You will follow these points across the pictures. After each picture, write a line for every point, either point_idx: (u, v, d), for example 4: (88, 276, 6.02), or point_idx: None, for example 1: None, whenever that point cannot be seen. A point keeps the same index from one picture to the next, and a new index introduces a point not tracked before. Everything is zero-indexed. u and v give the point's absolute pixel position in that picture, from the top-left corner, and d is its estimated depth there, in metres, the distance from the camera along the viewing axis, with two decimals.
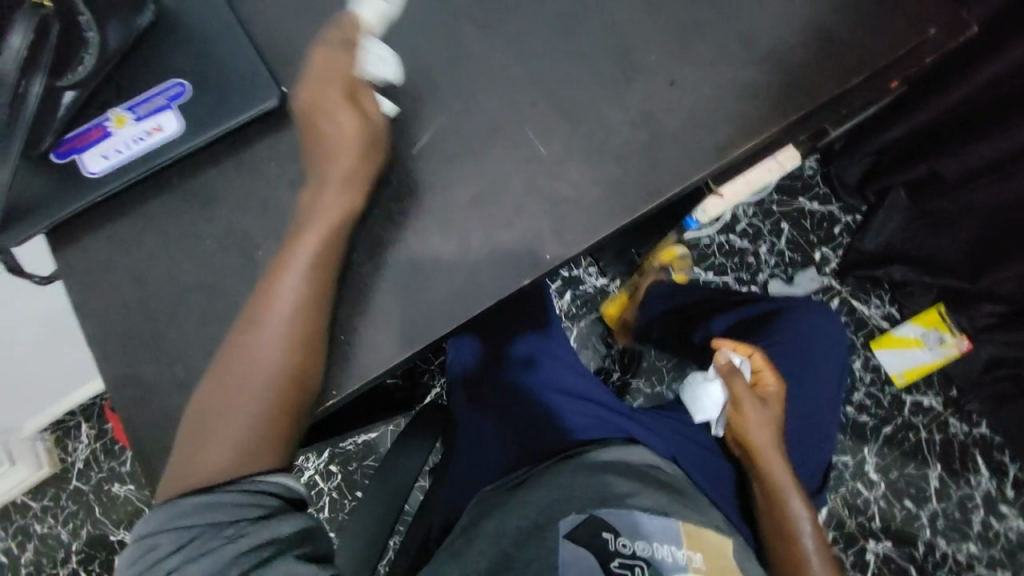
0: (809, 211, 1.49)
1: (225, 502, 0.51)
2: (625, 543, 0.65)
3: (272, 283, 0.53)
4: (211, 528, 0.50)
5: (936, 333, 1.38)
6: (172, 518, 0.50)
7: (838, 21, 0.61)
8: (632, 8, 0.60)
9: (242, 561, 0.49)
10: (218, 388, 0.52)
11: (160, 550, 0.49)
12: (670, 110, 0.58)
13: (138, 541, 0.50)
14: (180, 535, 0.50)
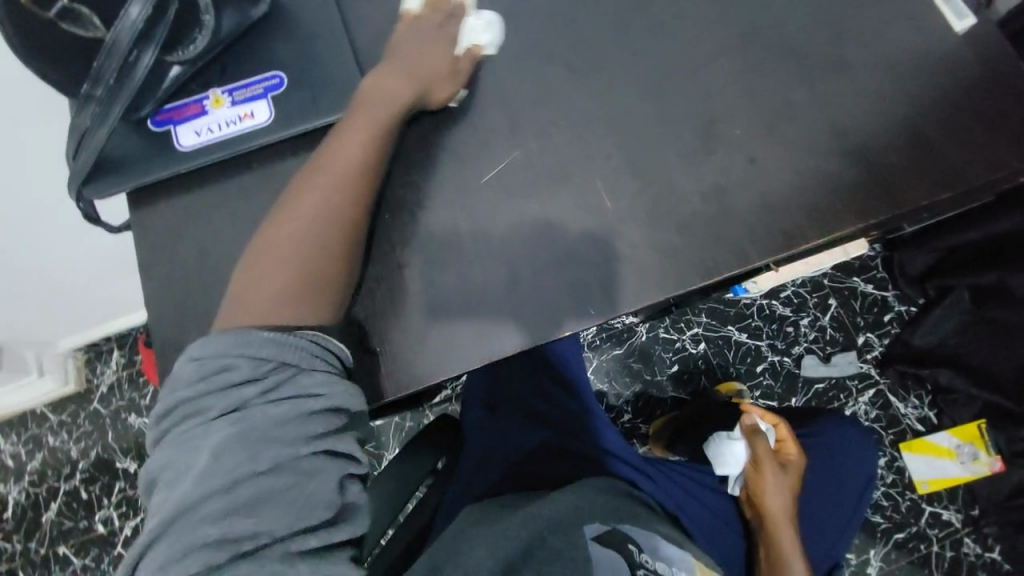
0: (861, 292, 1.43)
1: (296, 345, 0.51)
2: (647, 559, 0.69)
3: (328, 158, 0.56)
4: (287, 367, 0.51)
5: (971, 449, 1.31)
6: (244, 346, 0.50)
7: (937, 128, 0.58)
8: (725, 79, 0.59)
9: (309, 418, 0.50)
10: (266, 247, 0.54)
11: (231, 374, 0.49)
12: (745, 187, 0.57)
13: (201, 359, 0.50)
14: (252, 363, 0.50)
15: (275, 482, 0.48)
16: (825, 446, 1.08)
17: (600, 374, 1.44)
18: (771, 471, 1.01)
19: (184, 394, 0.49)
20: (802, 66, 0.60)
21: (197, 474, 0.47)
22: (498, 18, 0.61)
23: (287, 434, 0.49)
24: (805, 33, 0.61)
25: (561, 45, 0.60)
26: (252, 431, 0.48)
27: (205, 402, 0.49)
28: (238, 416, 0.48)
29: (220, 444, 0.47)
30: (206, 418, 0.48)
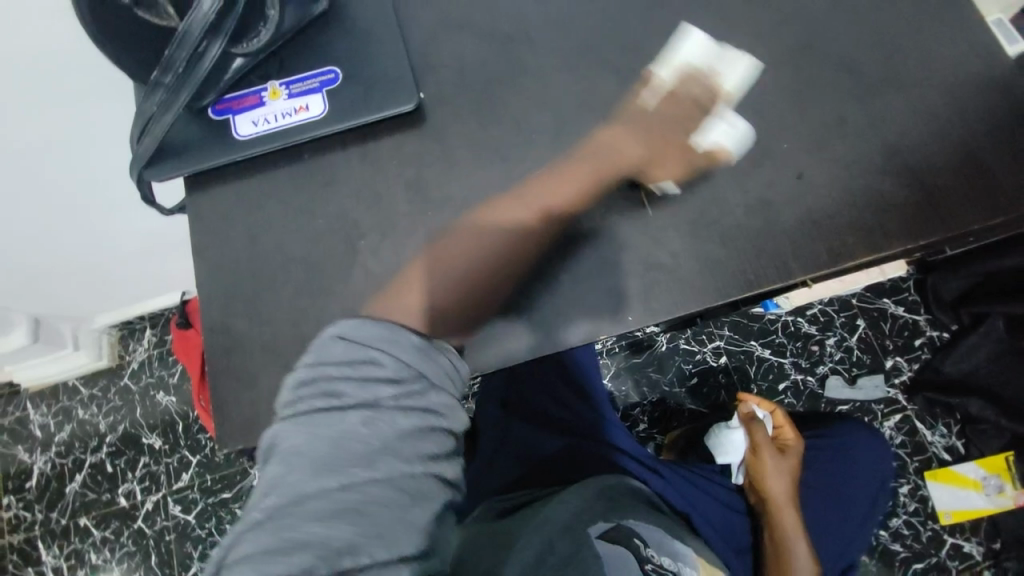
0: (891, 314, 1.40)
1: (439, 360, 0.51)
2: (653, 554, 0.67)
3: (523, 192, 0.58)
4: (426, 380, 0.50)
5: (998, 481, 1.29)
6: (393, 344, 0.50)
7: (992, 151, 0.57)
8: (774, 92, 0.59)
9: (429, 434, 0.49)
10: (438, 253, 0.56)
11: (374, 367, 0.48)
12: (788, 201, 0.57)
13: (351, 344, 0.49)
14: (396, 361, 0.49)
15: (386, 496, 0.46)
16: (832, 449, 1.05)
17: (618, 382, 1.44)
18: (777, 463, 0.97)
19: (322, 377, 0.48)
20: (854, 83, 0.59)
21: (321, 463, 0.45)
22: (551, 28, 0.63)
23: (410, 447, 0.48)
24: (859, 49, 0.60)
25: (610, 54, 0.61)
26: (382, 433, 0.47)
27: (341, 388, 0.47)
28: (372, 413, 0.47)
29: (349, 439, 0.46)
30: (341, 405, 0.47)
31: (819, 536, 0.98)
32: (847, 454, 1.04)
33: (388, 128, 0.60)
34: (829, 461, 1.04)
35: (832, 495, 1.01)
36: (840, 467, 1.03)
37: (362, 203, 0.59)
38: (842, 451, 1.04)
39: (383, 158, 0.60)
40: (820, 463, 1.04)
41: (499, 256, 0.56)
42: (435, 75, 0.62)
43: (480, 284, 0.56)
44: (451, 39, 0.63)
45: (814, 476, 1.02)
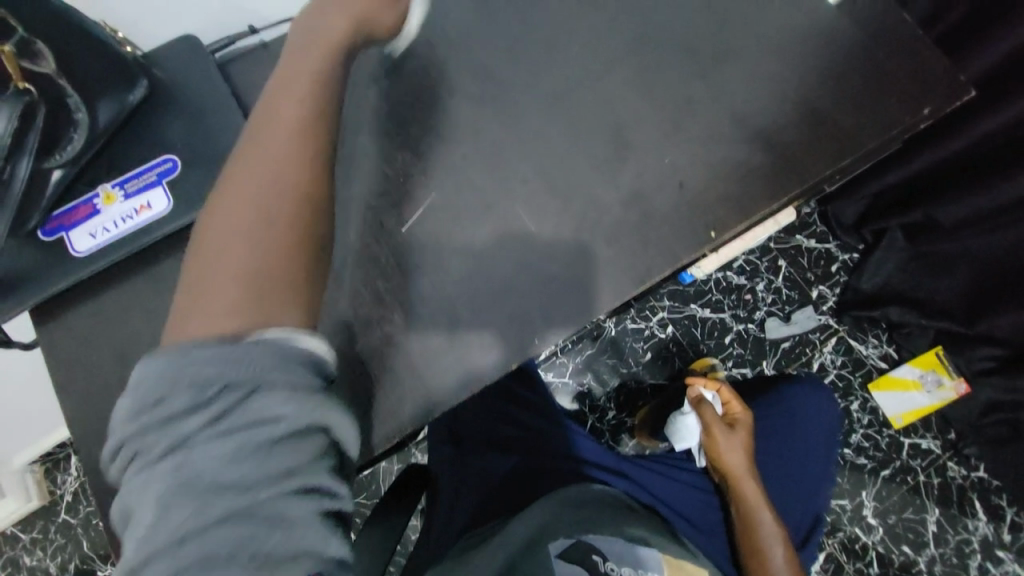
0: (806, 248, 1.49)
1: (247, 361, 0.41)
2: (612, 567, 0.72)
3: (258, 123, 0.49)
4: (240, 387, 0.40)
5: (934, 375, 1.37)
6: (184, 366, 0.40)
7: (827, 100, 0.61)
8: (625, 86, 0.61)
9: (269, 445, 0.40)
10: (215, 231, 0.46)
11: (168, 404, 0.40)
12: (659, 189, 0.58)
13: (142, 387, 0.40)
14: (196, 387, 0.40)
15: (239, 534, 0.38)
16: (780, 412, 1.07)
17: (578, 376, 1.45)
18: (729, 438, 0.98)
19: (125, 427, 0.40)
20: (693, 62, 0.62)
21: (147, 528, 0.38)
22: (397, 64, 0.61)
23: (249, 471, 0.39)
24: (691, 28, 0.63)
25: (460, 80, 0.61)
26: (205, 472, 0.39)
27: (145, 437, 0.40)
28: (187, 454, 0.39)
29: (168, 491, 0.38)
30: (150, 455, 0.39)
31: (782, 499, 1.02)
32: (794, 414, 1.06)
33: None
34: (779, 425, 1.06)
35: (788, 457, 1.04)
36: (790, 427, 1.05)
37: None
38: (789, 412, 1.06)
39: None
40: (770, 429, 1.06)
41: (268, 205, 0.47)
42: None
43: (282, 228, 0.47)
44: None
45: (766, 442, 1.05)
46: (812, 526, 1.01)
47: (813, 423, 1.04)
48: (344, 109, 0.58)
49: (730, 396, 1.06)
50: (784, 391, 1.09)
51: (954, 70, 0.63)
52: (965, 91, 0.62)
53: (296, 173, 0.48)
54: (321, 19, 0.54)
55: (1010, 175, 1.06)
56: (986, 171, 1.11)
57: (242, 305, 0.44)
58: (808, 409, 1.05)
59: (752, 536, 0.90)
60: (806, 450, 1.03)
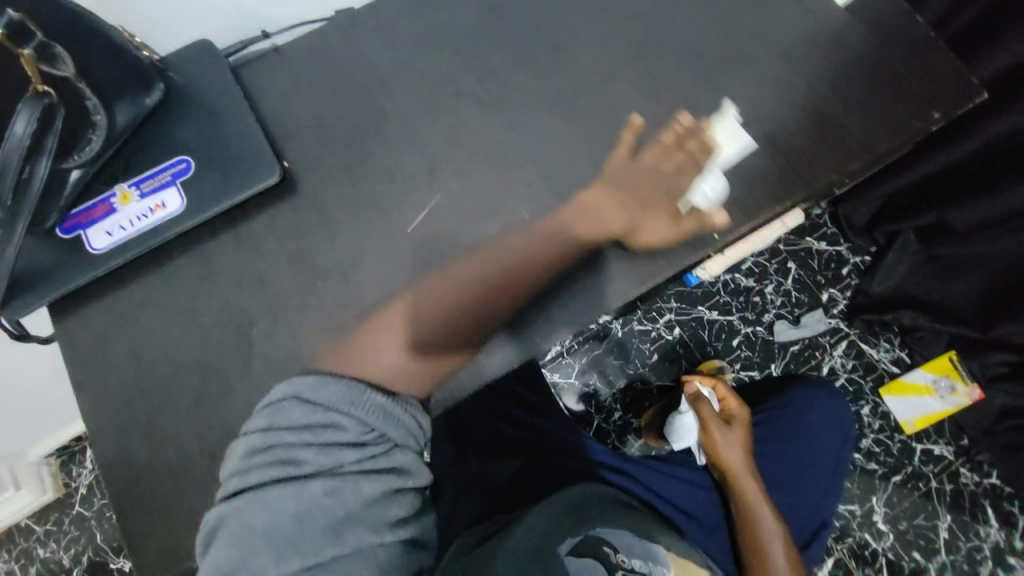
0: (817, 251, 1.48)
1: (398, 419, 0.50)
2: (624, 558, 0.72)
3: (480, 252, 0.57)
4: (387, 440, 0.49)
5: (947, 381, 1.35)
6: (353, 406, 0.48)
7: (836, 103, 0.60)
8: (631, 89, 0.61)
9: (396, 495, 0.48)
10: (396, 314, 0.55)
11: (335, 432, 0.47)
12: (665, 191, 0.58)
13: (310, 406, 0.48)
14: (355, 424, 0.48)
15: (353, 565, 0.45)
16: (785, 415, 1.05)
17: (585, 377, 1.45)
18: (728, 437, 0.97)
19: (282, 441, 0.47)
20: (700, 65, 0.62)
21: (281, 539, 0.44)
22: (405, 68, 0.62)
23: (373, 511, 0.47)
24: (698, 33, 0.63)
25: (468, 84, 0.62)
26: (346, 502, 0.46)
27: (303, 454, 0.46)
28: (330, 476, 0.46)
29: (308, 508, 0.45)
30: (301, 472, 0.46)
31: (784, 500, 1.01)
32: (799, 418, 1.05)
33: (257, 205, 0.58)
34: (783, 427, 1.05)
35: (790, 459, 1.03)
36: (793, 431, 1.04)
37: (245, 290, 0.56)
38: (793, 415, 1.05)
39: (258, 239, 0.57)
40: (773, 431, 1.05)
41: (460, 317, 0.55)
42: (295, 140, 0.60)
43: (438, 356, 0.54)
44: (305, 102, 0.62)
45: (768, 444, 1.04)
46: (817, 531, 1.00)
47: (820, 428, 1.04)
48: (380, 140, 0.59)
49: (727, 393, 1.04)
50: (790, 395, 1.07)
51: (968, 74, 0.62)
52: (977, 93, 0.61)
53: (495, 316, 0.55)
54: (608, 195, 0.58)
55: None
56: (1006, 172, 1.09)
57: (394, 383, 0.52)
58: (815, 413, 1.04)
59: (753, 538, 0.90)
60: (810, 453, 1.03)
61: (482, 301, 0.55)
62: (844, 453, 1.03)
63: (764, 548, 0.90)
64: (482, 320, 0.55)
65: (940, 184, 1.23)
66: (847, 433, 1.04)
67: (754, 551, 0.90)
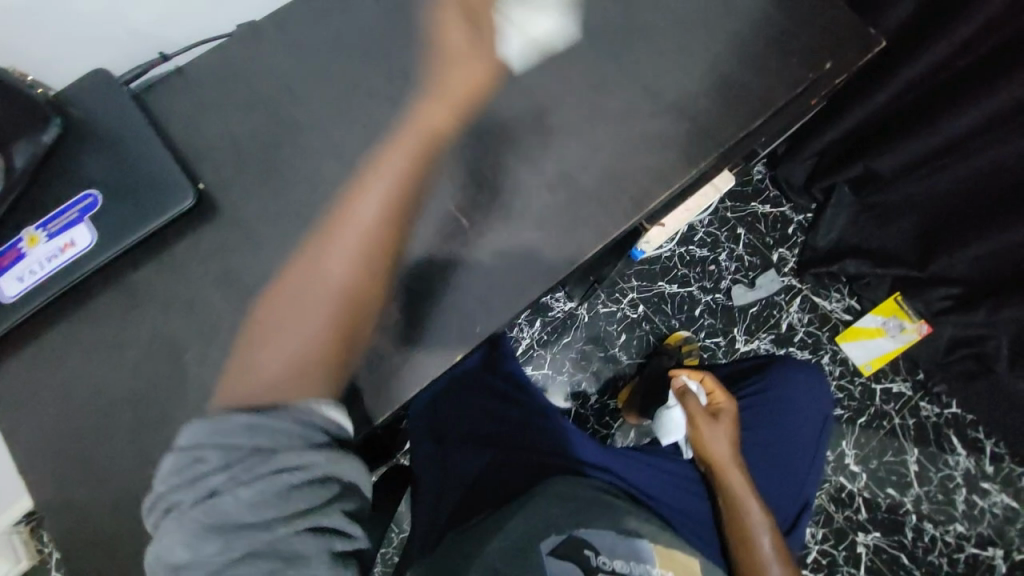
0: (762, 214, 1.53)
1: (273, 426, 0.45)
2: (604, 560, 0.73)
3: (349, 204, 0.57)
4: (264, 448, 0.44)
5: (897, 321, 1.42)
6: (218, 432, 0.44)
7: (739, 65, 0.63)
8: (542, 72, 0.62)
9: (294, 494, 0.44)
10: (283, 301, 0.53)
11: (204, 462, 0.43)
12: (585, 167, 0.60)
13: (177, 449, 0.44)
14: (228, 445, 0.44)
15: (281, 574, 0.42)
16: (768, 400, 1.01)
17: (558, 366, 1.46)
18: (715, 429, 0.94)
19: (164, 486, 0.43)
20: (604, 42, 0.63)
21: (187, 573, 0.41)
22: (314, 75, 0.62)
23: (271, 511, 0.43)
24: (600, 11, 0.64)
25: (378, 86, 0.61)
26: (236, 516, 0.42)
27: (180, 494, 0.42)
28: (223, 501, 0.42)
29: (201, 537, 0.41)
30: (184, 507, 0.42)
31: (770, 488, 0.96)
32: (782, 400, 1.01)
33: (175, 229, 0.56)
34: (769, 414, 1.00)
35: (775, 446, 0.98)
36: (778, 415, 1.00)
37: (172, 316, 0.54)
38: (777, 398, 1.01)
39: (179, 264, 0.56)
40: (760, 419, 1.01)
41: (323, 290, 0.53)
42: (209, 161, 0.59)
43: (338, 327, 0.52)
44: (216, 120, 0.61)
45: (754, 432, 0.99)
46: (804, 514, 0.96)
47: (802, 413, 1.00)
48: (297, 151, 0.59)
49: (714, 385, 1.01)
50: (771, 377, 1.03)
51: (861, 27, 0.66)
52: (876, 42, 0.66)
53: (364, 255, 0.54)
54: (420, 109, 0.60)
55: (940, 119, 1.10)
56: (918, 118, 1.15)
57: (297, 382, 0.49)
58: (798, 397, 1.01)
59: (739, 531, 0.88)
60: (795, 437, 0.98)
61: (345, 262, 0.54)
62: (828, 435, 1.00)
63: (751, 541, 0.87)
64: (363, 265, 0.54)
65: (864, 137, 1.29)
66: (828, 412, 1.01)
67: (740, 545, 0.87)
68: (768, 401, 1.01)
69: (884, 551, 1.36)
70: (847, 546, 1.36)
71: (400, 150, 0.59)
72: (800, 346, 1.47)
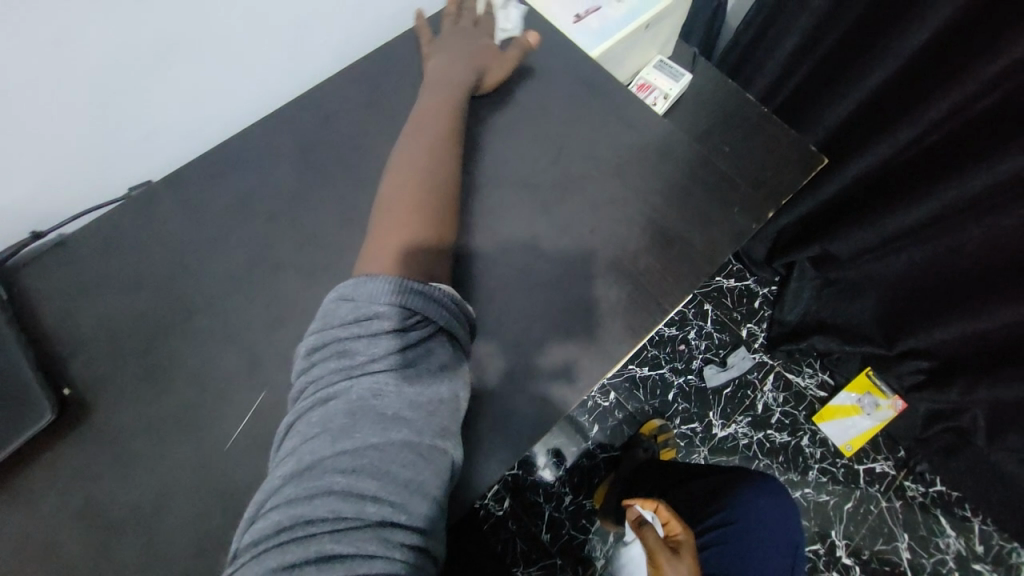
0: (727, 289, 1.52)
1: (437, 303, 0.46)
2: None
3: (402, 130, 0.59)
4: (431, 325, 0.45)
5: (871, 398, 1.37)
6: (397, 294, 0.45)
7: (680, 215, 0.60)
8: (473, 236, 0.58)
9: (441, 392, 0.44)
10: (387, 203, 0.53)
11: (381, 322, 0.43)
12: (520, 341, 0.54)
13: (355, 303, 0.44)
14: (403, 312, 0.44)
15: (404, 456, 0.40)
16: (737, 533, 0.83)
17: (528, 465, 1.36)
18: (678, 570, 0.72)
19: (336, 330, 0.43)
20: (537, 197, 0.60)
21: (335, 430, 0.40)
22: (217, 246, 0.55)
23: (418, 409, 0.42)
24: (532, 164, 0.61)
25: (289, 256, 0.56)
26: (395, 396, 0.42)
27: (356, 343, 0.43)
28: (395, 368, 0.42)
29: (360, 401, 0.41)
30: (356, 360, 0.42)
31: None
32: (753, 535, 0.83)
33: (35, 453, 0.48)
34: (739, 546, 0.82)
35: None
36: (749, 554, 0.82)
37: (17, 567, 0.44)
38: (746, 528, 0.84)
39: (35, 495, 0.46)
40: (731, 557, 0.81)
41: (418, 196, 0.53)
42: (83, 358, 0.51)
43: (440, 204, 0.54)
44: (95, 304, 0.53)
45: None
46: None
47: (773, 542, 0.83)
48: (191, 341, 0.52)
49: (671, 515, 0.81)
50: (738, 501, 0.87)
51: None
52: None
53: (446, 145, 0.57)
54: (440, 62, 0.62)
55: (891, 210, 1.09)
56: (871, 206, 1.15)
57: (416, 260, 0.50)
58: (765, 523, 0.84)
59: None
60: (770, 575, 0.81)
61: (425, 166, 0.55)
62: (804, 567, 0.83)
63: None
64: (444, 164, 0.56)
65: (820, 218, 1.29)
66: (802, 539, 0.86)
67: None
68: (735, 532, 0.84)
69: None
70: None
71: (436, 97, 0.60)
72: (778, 428, 1.41)
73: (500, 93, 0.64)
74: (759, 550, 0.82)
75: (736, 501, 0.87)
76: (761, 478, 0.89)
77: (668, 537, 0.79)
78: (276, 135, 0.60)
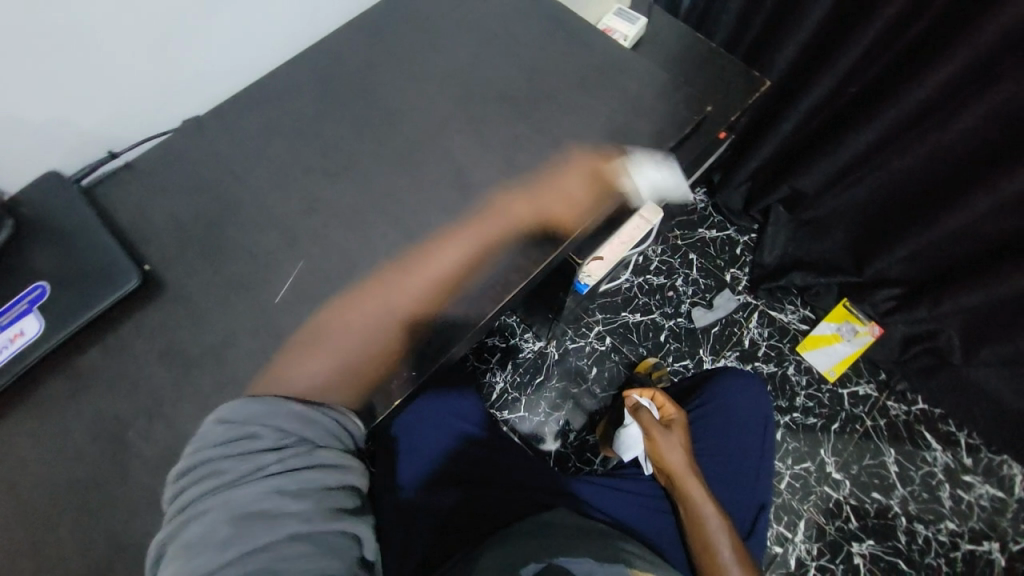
0: (710, 239, 1.61)
1: (317, 420, 0.55)
2: None
3: (400, 67, 0.74)
4: (311, 438, 0.54)
5: (849, 325, 1.47)
6: (272, 417, 0.54)
7: (633, 116, 0.73)
8: (464, 138, 0.70)
9: (328, 490, 0.53)
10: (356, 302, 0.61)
11: (254, 441, 0.53)
12: (506, 216, 0.66)
13: (227, 428, 0.53)
14: (274, 432, 0.54)
15: (294, 545, 0.49)
16: (714, 412, 1.01)
17: (532, 407, 1.47)
18: (669, 438, 0.92)
19: (210, 457, 0.51)
20: (513, 106, 0.72)
21: (219, 540, 0.47)
22: (255, 155, 0.68)
23: (302, 504, 0.50)
24: (510, 81, 0.73)
25: (314, 159, 0.68)
26: (275, 499, 0.50)
27: (229, 464, 0.51)
28: (273, 477, 0.51)
29: (240, 509, 0.49)
30: (231, 476, 0.50)
31: (728, 496, 0.94)
32: (725, 412, 1.01)
33: (122, 314, 0.60)
34: (717, 421, 1.00)
35: (728, 452, 0.97)
36: (724, 426, 0.99)
37: (118, 395, 0.57)
38: (720, 409, 1.01)
39: (126, 342, 0.58)
40: (710, 429, 1.00)
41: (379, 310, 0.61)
42: (154, 244, 0.63)
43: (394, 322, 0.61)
44: (160, 203, 0.65)
45: (706, 441, 0.98)
46: (762, 521, 0.94)
47: (746, 416, 1.00)
48: (239, 225, 0.64)
49: (664, 399, 1.02)
50: (715, 386, 1.04)
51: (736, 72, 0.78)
52: None
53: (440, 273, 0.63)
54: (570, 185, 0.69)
55: (845, 138, 1.22)
56: (829, 140, 1.26)
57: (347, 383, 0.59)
58: (737, 402, 1.01)
59: (703, 541, 0.84)
60: (744, 442, 0.98)
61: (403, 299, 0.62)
62: (773, 434, 1.01)
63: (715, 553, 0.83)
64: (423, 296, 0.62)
65: (788, 159, 1.41)
66: (773, 413, 1.02)
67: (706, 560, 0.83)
68: (715, 411, 1.01)
69: (881, 559, 1.34)
70: (845, 559, 1.34)
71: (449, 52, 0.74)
72: (765, 360, 1.50)
73: (481, 28, 0.77)
74: (734, 423, 1.00)
75: (714, 386, 1.04)
76: (737, 368, 1.05)
77: (663, 418, 0.99)
78: (300, 70, 0.73)
